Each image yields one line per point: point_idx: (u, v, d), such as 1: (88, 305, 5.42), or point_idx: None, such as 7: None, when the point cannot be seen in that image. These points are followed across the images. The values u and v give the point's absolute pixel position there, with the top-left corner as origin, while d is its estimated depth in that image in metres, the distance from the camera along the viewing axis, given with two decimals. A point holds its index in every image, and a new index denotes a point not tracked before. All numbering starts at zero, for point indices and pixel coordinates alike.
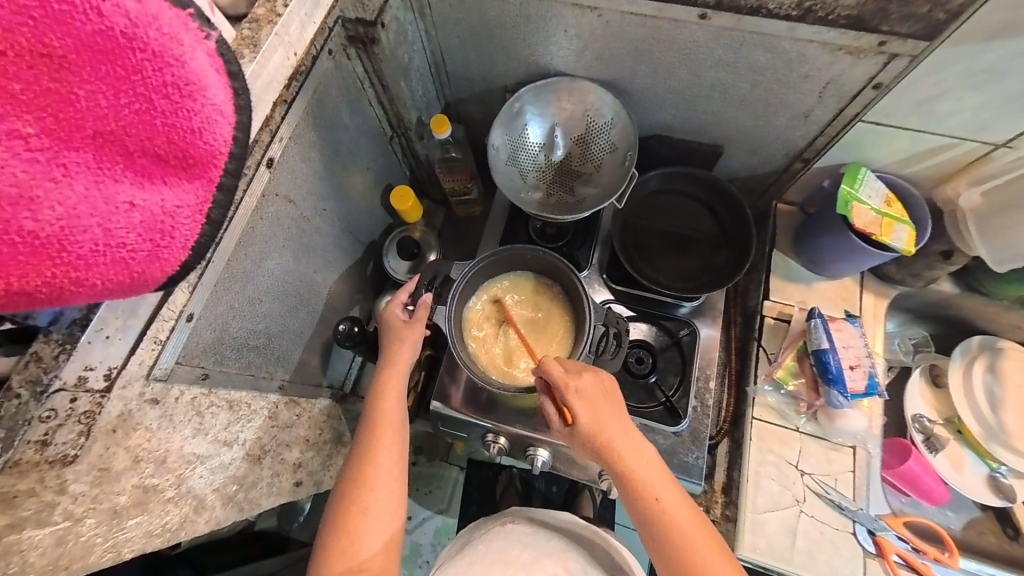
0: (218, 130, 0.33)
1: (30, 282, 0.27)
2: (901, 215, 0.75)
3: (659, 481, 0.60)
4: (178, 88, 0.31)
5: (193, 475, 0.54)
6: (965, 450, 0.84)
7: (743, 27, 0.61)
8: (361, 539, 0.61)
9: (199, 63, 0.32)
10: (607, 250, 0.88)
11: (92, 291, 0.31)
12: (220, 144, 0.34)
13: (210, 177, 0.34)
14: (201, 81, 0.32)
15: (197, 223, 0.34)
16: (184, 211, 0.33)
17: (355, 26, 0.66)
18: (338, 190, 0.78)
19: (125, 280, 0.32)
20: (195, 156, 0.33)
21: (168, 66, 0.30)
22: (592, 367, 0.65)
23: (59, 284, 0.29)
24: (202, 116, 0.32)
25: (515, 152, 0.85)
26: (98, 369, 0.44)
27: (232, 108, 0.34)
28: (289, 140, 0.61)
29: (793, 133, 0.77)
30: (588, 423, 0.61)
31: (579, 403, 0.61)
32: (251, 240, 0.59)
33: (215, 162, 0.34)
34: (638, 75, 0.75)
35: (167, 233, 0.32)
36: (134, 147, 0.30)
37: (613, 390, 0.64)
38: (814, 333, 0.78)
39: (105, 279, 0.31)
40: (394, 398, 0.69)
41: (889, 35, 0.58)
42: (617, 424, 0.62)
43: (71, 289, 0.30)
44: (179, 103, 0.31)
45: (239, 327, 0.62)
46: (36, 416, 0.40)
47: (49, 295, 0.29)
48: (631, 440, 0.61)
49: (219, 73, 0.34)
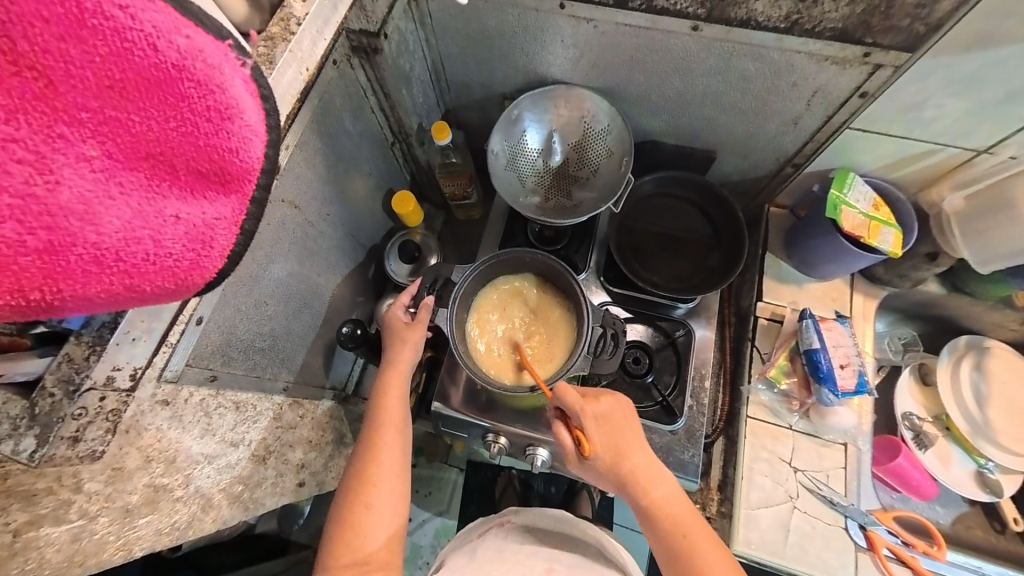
0: (252, 149, 0.35)
1: (93, 289, 0.29)
2: (888, 218, 0.77)
3: (672, 499, 0.62)
4: (220, 111, 0.33)
5: (200, 474, 0.56)
6: (953, 446, 0.86)
7: (734, 38, 0.64)
8: (371, 534, 0.62)
9: (237, 89, 0.34)
10: (604, 252, 0.90)
11: (140, 296, 0.32)
12: (254, 161, 0.36)
13: (244, 191, 0.36)
14: (239, 106, 0.34)
15: (233, 233, 0.36)
16: (222, 222, 0.35)
17: (358, 37, 0.68)
18: (341, 195, 0.80)
19: (170, 285, 0.33)
20: (233, 173, 0.34)
21: (212, 93, 0.32)
22: (607, 391, 0.67)
23: (116, 290, 0.30)
24: (239, 137, 0.34)
25: (514, 157, 0.87)
26: (125, 369, 0.46)
27: (263, 128, 0.36)
28: (294, 147, 0.62)
29: (783, 139, 0.79)
30: (604, 444, 0.63)
31: (595, 426, 0.63)
32: (258, 244, 0.61)
33: (250, 178, 0.36)
34: (633, 83, 0.77)
35: (208, 243, 0.34)
36: (179, 165, 0.32)
37: (628, 412, 0.66)
38: (805, 332, 0.80)
39: (153, 285, 0.32)
40: (396, 398, 0.71)
41: (873, 47, 0.60)
42: (632, 444, 0.64)
43: (124, 295, 0.31)
44: (220, 126, 0.33)
45: (246, 329, 0.63)
46: (69, 413, 0.43)
47: (106, 300, 0.30)
48: (646, 460, 0.63)
49: (253, 96, 0.36)
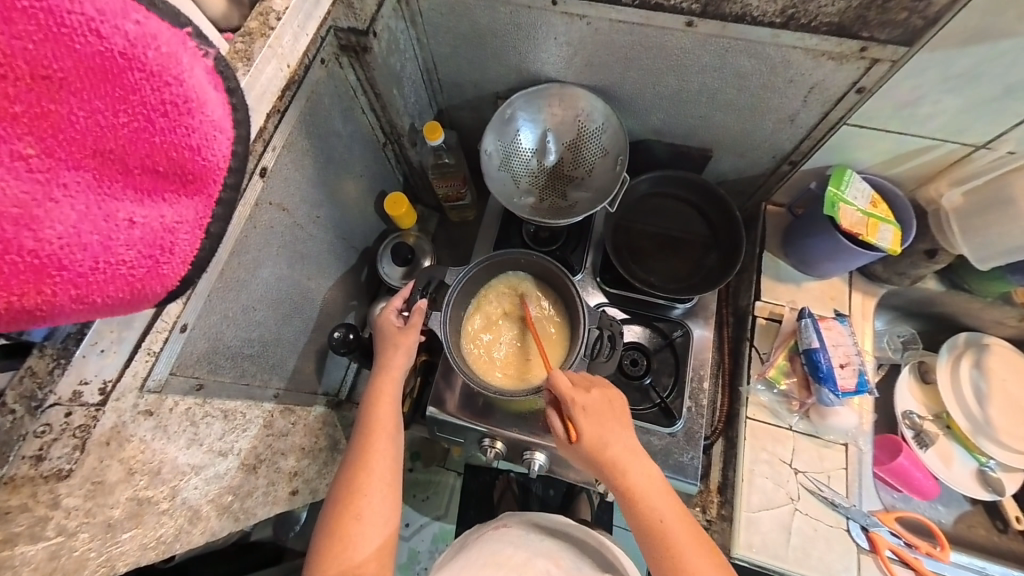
0: (216, 146, 0.34)
1: (31, 300, 0.27)
2: (886, 215, 0.76)
3: (660, 497, 0.60)
4: (177, 105, 0.31)
5: (187, 486, 0.54)
6: (954, 444, 0.85)
7: (729, 34, 0.63)
8: (359, 544, 0.60)
9: (197, 81, 0.33)
10: (600, 253, 0.89)
11: (91, 308, 0.31)
12: (218, 159, 0.34)
13: (209, 192, 0.35)
14: (199, 99, 0.33)
15: (197, 237, 0.34)
16: (184, 226, 0.33)
17: (347, 36, 0.66)
18: (331, 198, 0.78)
19: (124, 296, 0.32)
20: (195, 172, 0.33)
21: (167, 85, 0.31)
22: (599, 383, 0.65)
23: (60, 302, 0.29)
24: (200, 133, 0.33)
25: (508, 158, 0.85)
26: (93, 383, 0.44)
27: (228, 124, 0.35)
28: (281, 148, 0.61)
29: (779, 137, 0.78)
30: (592, 436, 0.61)
31: (582, 417, 0.61)
32: (245, 248, 0.59)
33: (214, 177, 0.34)
34: (627, 81, 0.76)
35: (167, 248, 0.33)
36: (133, 164, 0.31)
37: (618, 408, 0.64)
38: (804, 332, 0.79)
39: (105, 296, 0.31)
40: (388, 404, 0.69)
41: (870, 41, 0.59)
42: (620, 440, 0.62)
43: (72, 307, 0.29)
44: (178, 121, 0.31)
45: (234, 336, 0.62)
46: (31, 431, 0.40)
47: (49, 312, 0.29)
48: (634, 456, 0.62)
49: (217, 90, 0.35)
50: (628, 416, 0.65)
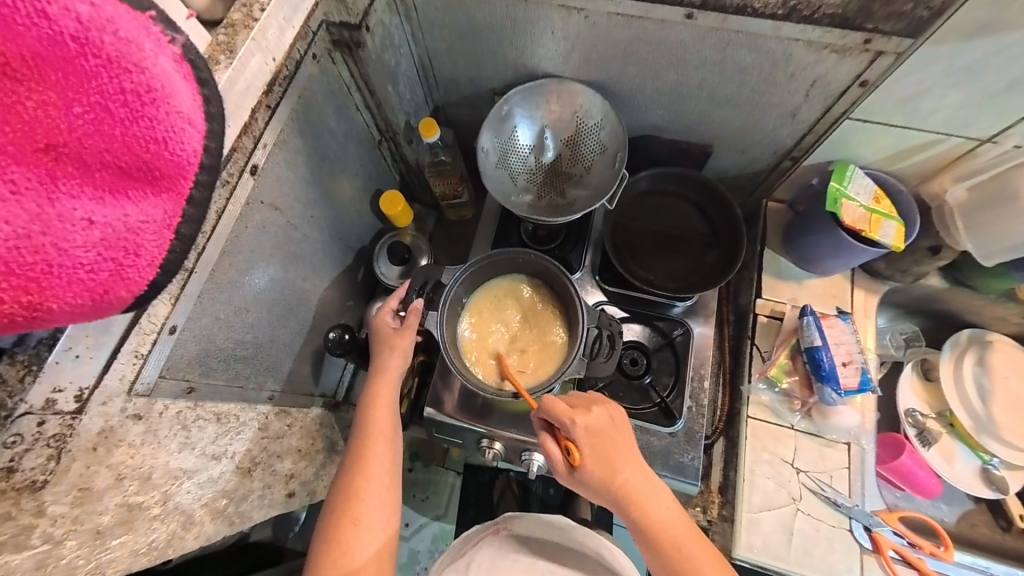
0: (185, 140, 0.33)
1: None
2: (889, 211, 0.75)
3: (672, 517, 0.60)
4: (139, 95, 0.30)
5: (180, 491, 0.53)
6: (957, 443, 0.84)
7: (730, 26, 0.61)
8: (358, 550, 0.60)
9: (161, 69, 0.32)
10: (600, 252, 0.88)
11: (50, 315, 0.30)
12: (188, 154, 0.33)
13: (178, 189, 0.33)
14: (164, 88, 0.32)
15: (164, 238, 0.33)
16: (149, 226, 0.32)
17: (339, 31, 0.65)
18: (325, 197, 0.77)
19: (86, 301, 0.31)
20: (161, 167, 0.32)
21: (127, 72, 0.30)
22: (597, 401, 0.64)
23: (11, 308, 0.28)
24: (166, 125, 0.32)
25: (505, 155, 0.84)
26: (68, 390, 0.42)
27: (198, 116, 0.34)
28: (273, 146, 0.59)
29: (781, 132, 0.77)
30: (596, 458, 0.60)
31: (587, 438, 0.60)
32: (236, 249, 0.58)
33: (183, 173, 0.33)
34: (626, 76, 0.75)
35: (131, 250, 0.32)
36: (92, 160, 0.30)
37: (620, 423, 0.63)
38: (806, 330, 0.78)
39: (63, 302, 0.30)
40: (383, 409, 0.68)
41: (874, 33, 0.58)
42: (625, 459, 0.60)
43: (25, 312, 0.29)
44: (140, 111, 0.30)
45: (225, 338, 0.61)
46: (1, 442, 0.39)
47: (2, 321, 0.28)
48: (642, 475, 0.61)
49: (185, 79, 0.34)
50: (630, 431, 0.64)
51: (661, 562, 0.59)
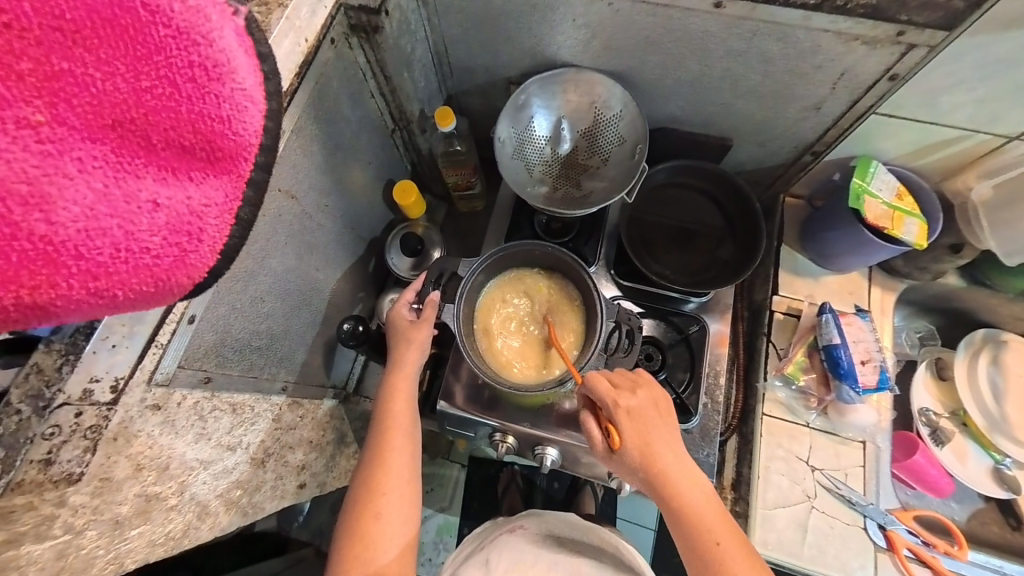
0: (247, 118, 0.32)
1: (44, 296, 0.25)
2: (912, 208, 0.74)
3: (715, 517, 0.58)
4: (206, 69, 0.29)
5: (196, 481, 0.52)
6: (969, 442, 0.84)
7: (758, 15, 0.60)
8: (382, 548, 0.59)
9: (227, 42, 0.30)
10: (614, 244, 0.87)
11: (110, 304, 0.28)
12: (250, 134, 0.32)
13: (239, 171, 0.32)
14: (230, 62, 0.30)
15: (226, 223, 0.32)
16: (212, 210, 0.31)
17: (357, 14, 0.63)
18: (339, 186, 0.76)
19: (149, 290, 0.30)
20: (223, 147, 0.31)
21: (194, 44, 0.29)
22: (643, 383, 0.63)
23: (76, 297, 0.26)
24: (231, 102, 0.31)
25: (521, 146, 0.83)
26: (104, 379, 0.43)
27: (261, 94, 0.32)
28: (290, 133, 0.58)
29: (803, 126, 0.76)
30: (637, 442, 0.59)
31: (628, 419, 0.59)
32: (253, 238, 0.57)
33: (245, 155, 0.32)
34: (647, 67, 0.73)
35: (194, 234, 0.30)
36: (156, 138, 0.29)
37: (666, 413, 0.62)
38: (825, 327, 0.77)
39: (127, 290, 0.28)
40: (404, 403, 0.67)
41: (908, 25, 0.56)
42: (667, 448, 0.60)
43: (91, 302, 0.27)
44: (206, 87, 0.29)
45: (241, 328, 0.60)
46: (38, 433, 0.40)
47: (66, 310, 0.26)
48: (683, 468, 0.59)
49: (248, 53, 0.32)
50: (675, 421, 0.62)
51: (695, 556, 0.57)
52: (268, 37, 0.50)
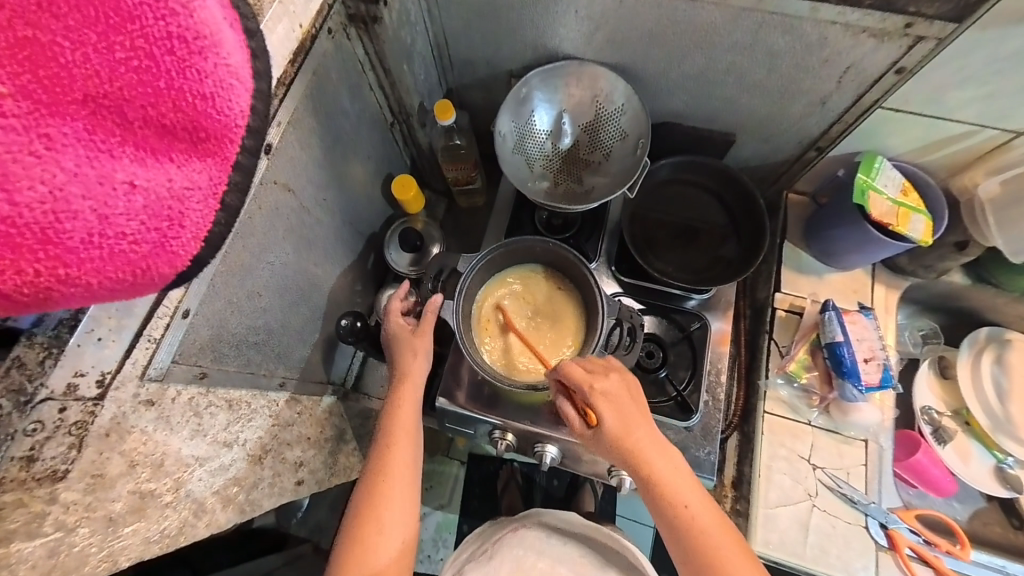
0: (232, 97, 0.31)
1: (10, 281, 0.24)
2: (917, 204, 0.73)
3: (689, 490, 0.58)
4: (186, 41, 0.28)
5: (192, 478, 0.52)
6: (972, 442, 0.84)
7: (765, 7, 0.58)
8: (380, 548, 0.59)
9: (209, 14, 0.29)
10: (616, 241, 0.85)
11: (86, 291, 0.28)
12: (235, 114, 0.31)
13: (224, 153, 0.31)
14: (212, 36, 0.29)
15: (210, 208, 0.31)
16: (195, 193, 0.30)
17: (355, 4, 0.62)
18: (338, 181, 0.75)
19: (127, 277, 0.29)
20: (207, 128, 0.30)
21: (174, 15, 0.28)
22: (615, 366, 0.62)
23: (44, 282, 0.25)
24: (214, 78, 0.29)
25: (522, 140, 0.81)
26: (90, 374, 0.41)
27: (247, 73, 0.32)
28: (287, 125, 0.57)
29: (808, 121, 0.75)
30: (612, 424, 0.58)
31: (603, 402, 0.58)
32: (250, 232, 0.56)
33: (230, 136, 0.31)
34: (650, 60, 0.72)
35: (176, 220, 0.30)
36: (134, 115, 0.28)
37: (639, 393, 0.61)
38: (827, 325, 0.77)
39: (102, 278, 0.28)
40: (408, 403, 0.67)
41: (916, 17, 0.55)
42: (643, 427, 0.59)
43: (64, 288, 0.26)
44: (187, 61, 0.28)
45: (238, 323, 0.59)
46: (21, 430, 0.38)
47: (34, 295, 0.26)
48: (658, 446, 0.59)
49: (233, 29, 0.31)
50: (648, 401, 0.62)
51: (671, 530, 0.58)
52: (261, 23, 0.48)
